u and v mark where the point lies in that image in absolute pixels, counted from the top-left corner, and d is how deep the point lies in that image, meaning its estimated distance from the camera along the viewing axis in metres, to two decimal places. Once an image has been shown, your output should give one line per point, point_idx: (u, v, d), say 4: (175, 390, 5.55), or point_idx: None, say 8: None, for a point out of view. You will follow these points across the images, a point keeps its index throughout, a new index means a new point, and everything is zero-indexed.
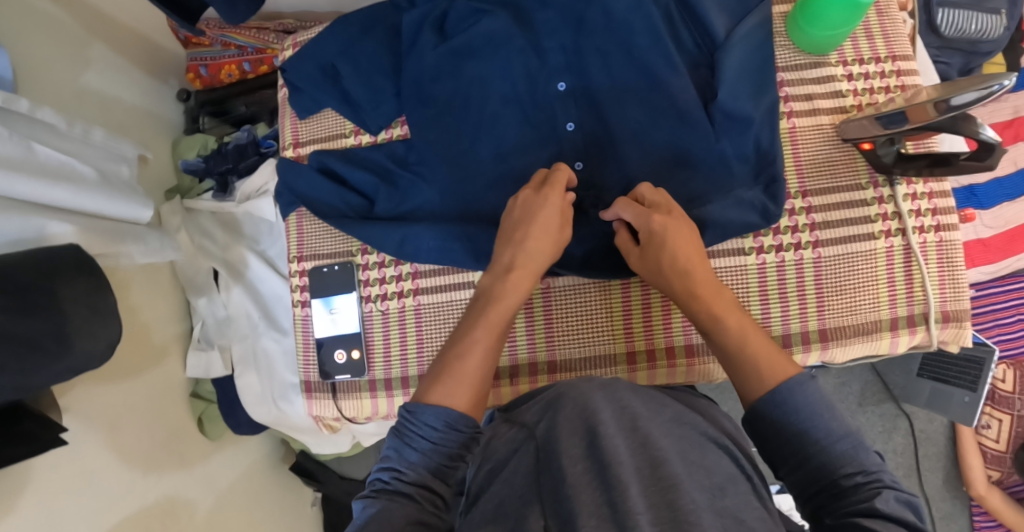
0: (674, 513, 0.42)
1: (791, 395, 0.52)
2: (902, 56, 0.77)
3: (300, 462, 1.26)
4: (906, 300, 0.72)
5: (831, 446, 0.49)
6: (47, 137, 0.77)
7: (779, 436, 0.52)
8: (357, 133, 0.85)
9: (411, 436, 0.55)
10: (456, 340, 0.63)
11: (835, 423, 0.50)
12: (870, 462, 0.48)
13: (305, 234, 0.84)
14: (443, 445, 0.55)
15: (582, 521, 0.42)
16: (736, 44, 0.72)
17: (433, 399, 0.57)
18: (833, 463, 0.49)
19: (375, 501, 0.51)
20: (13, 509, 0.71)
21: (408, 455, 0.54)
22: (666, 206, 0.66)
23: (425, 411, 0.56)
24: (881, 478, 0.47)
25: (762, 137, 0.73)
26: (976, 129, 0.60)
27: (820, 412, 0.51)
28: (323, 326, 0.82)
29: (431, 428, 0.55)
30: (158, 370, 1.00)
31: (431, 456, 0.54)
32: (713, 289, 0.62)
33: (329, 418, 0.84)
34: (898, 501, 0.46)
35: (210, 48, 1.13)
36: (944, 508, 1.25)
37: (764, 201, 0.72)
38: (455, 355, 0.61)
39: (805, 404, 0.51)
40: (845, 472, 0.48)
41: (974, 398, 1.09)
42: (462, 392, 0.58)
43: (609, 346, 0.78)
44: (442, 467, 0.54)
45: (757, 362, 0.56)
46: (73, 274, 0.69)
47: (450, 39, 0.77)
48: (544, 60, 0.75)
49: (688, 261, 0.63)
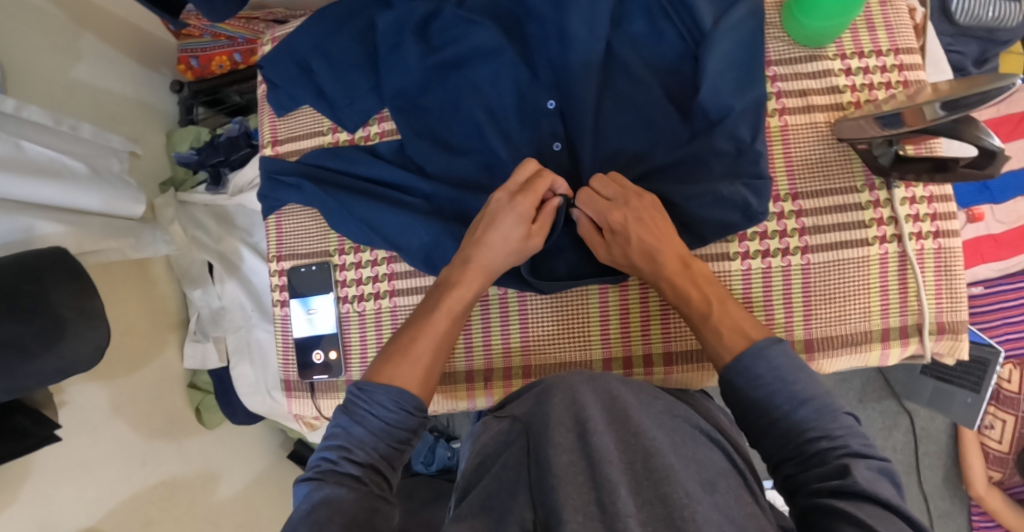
0: (667, 508, 0.42)
1: (753, 362, 0.54)
2: (905, 49, 0.74)
3: (299, 450, 1.24)
4: (899, 310, 0.70)
5: (795, 411, 0.51)
6: (36, 135, 0.76)
7: (745, 405, 0.54)
8: (335, 131, 0.85)
9: (362, 416, 0.54)
10: (415, 318, 0.65)
11: (799, 386, 0.52)
12: (837, 425, 0.50)
13: (284, 231, 0.85)
14: (393, 426, 0.54)
15: (568, 516, 0.42)
16: (723, 35, 0.69)
17: (383, 379, 0.56)
18: (799, 427, 0.51)
19: (322, 484, 0.49)
20: (16, 498, 0.74)
21: (358, 436, 0.53)
22: (623, 195, 0.65)
23: (378, 390, 0.55)
24: (846, 443, 0.49)
25: (740, 130, 0.69)
26: (977, 133, 0.57)
27: (784, 376, 0.53)
28: (301, 325, 0.83)
29: (382, 406, 0.54)
30: (156, 363, 1.01)
31: (381, 437, 0.53)
32: (677, 265, 0.64)
33: (308, 416, 0.85)
34: (868, 467, 0.47)
35: (200, 38, 1.09)
36: (943, 507, 1.22)
37: (745, 196, 0.67)
38: (407, 336, 0.62)
39: (766, 370, 0.54)
40: (811, 437, 0.50)
41: (977, 399, 1.05)
42: (414, 376, 0.57)
43: (585, 351, 0.76)
44: (391, 449, 0.53)
45: (719, 327, 0.60)
46: (59, 275, 0.67)
47: (436, 50, 0.76)
48: (529, 73, 0.73)
49: (653, 242, 0.64)
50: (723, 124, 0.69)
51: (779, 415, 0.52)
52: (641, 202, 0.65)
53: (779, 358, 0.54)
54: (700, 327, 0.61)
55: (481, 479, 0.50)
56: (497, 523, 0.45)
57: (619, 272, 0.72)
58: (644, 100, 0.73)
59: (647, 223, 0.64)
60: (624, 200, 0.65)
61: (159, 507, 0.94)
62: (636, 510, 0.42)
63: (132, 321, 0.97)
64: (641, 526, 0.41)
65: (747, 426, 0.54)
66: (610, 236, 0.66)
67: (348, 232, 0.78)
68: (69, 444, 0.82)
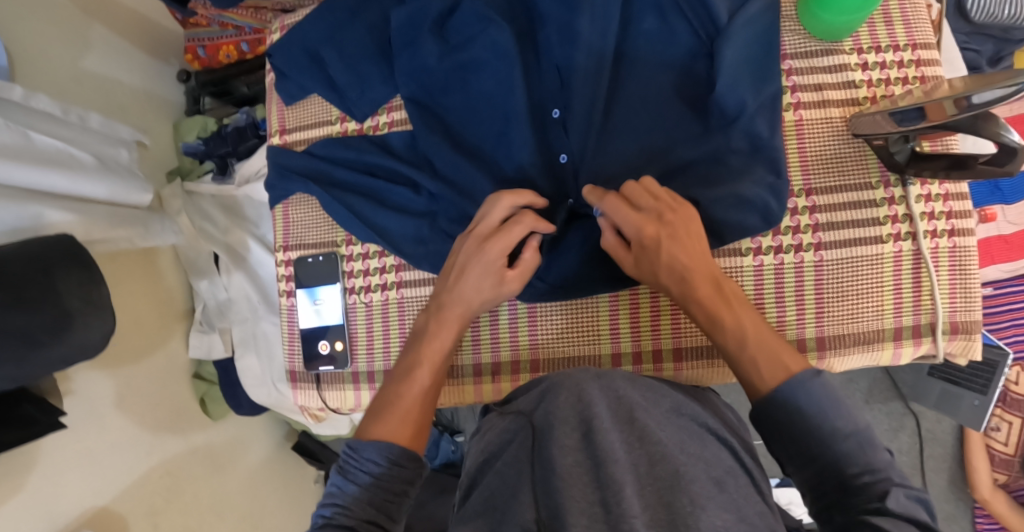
0: (671, 514, 0.41)
1: (794, 395, 0.53)
2: (922, 45, 0.72)
3: (303, 441, 1.23)
4: (913, 309, 0.69)
5: (838, 445, 0.51)
6: (46, 124, 0.76)
7: (782, 436, 0.53)
8: (343, 119, 0.84)
9: (353, 474, 0.55)
10: (399, 369, 0.65)
11: (841, 421, 0.51)
12: (878, 459, 0.50)
13: (292, 221, 0.85)
14: (385, 479, 0.54)
15: (571, 519, 0.41)
16: (738, 28, 0.68)
17: (370, 436, 0.57)
18: (841, 461, 0.50)
19: None
20: (22, 487, 0.74)
21: (350, 493, 0.53)
22: (660, 211, 0.63)
23: (366, 446, 0.55)
24: (888, 476, 0.49)
25: (762, 128, 0.69)
26: (998, 130, 0.56)
27: (825, 408, 0.52)
28: (307, 316, 0.83)
29: (372, 462, 0.55)
30: (159, 353, 1.00)
31: (374, 491, 0.53)
32: (711, 288, 0.62)
33: (314, 408, 0.85)
34: (908, 497, 0.47)
35: (208, 28, 1.10)
36: (947, 509, 1.21)
37: (768, 201, 0.68)
38: (391, 391, 0.62)
39: (807, 402, 0.52)
40: (853, 471, 0.50)
41: (984, 402, 1.03)
42: (400, 430, 0.58)
43: (594, 346, 0.76)
44: (386, 501, 0.53)
45: (756, 363, 0.57)
46: (66, 266, 0.66)
47: (453, 49, 0.74)
48: (540, 66, 0.73)
49: (685, 266, 0.62)
50: (740, 121, 0.69)
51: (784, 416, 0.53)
52: (676, 217, 0.63)
53: (820, 390, 0.53)
54: (738, 356, 0.58)
55: (484, 475, 0.51)
56: (498, 523, 0.45)
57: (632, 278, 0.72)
58: (657, 94, 0.72)
59: (681, 241, 0.62)
60: (659, 214, 0.63)
61: (163, 497, 0.94)
62: (642, 511, 0.41)
63: (138, 311, 0.97)
64: (645, 522, 0.40)
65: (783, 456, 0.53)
66: (639, 252, 0.64)
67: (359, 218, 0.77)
68: (74, 433, 0.82)
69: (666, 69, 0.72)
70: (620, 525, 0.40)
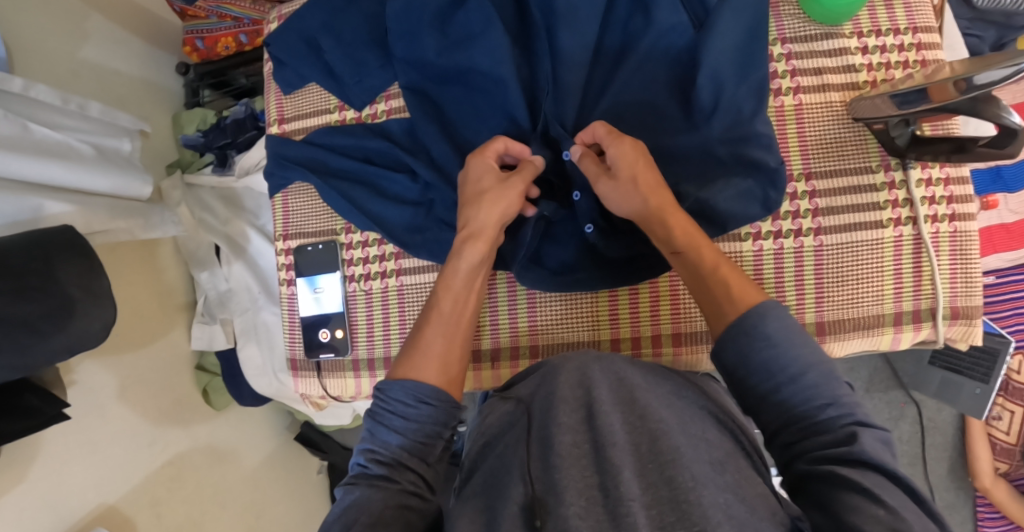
0: (672, 491, 0.41)
1: (762, 322, 0.52)
2: (924, 28, 0.72)
3: (305, 433, 1.25)
4: (913, 295, 0.69)
5: (801, 377, 0.50)
6: (45, 113, 0.76)
7: (748, 371, 0.52)
8: (341, 109, 0.84)
9: (383, 416, 0.55)
10: (423, 315, 0.63)
11: (804, 352, 0.50)
12: (840, 391, 0.49)
13: (291, 209, 0.85)
14: (418, 422, 0.54)
15: (570, 499, 0.41)
16: (735, 12, 0.68)
17: (400, 376, 0.57)
18: (805, 396, 0.49)
19: (354, 486, 0.51)
20: (24, 476, 0.74)
21: (382, 439, 0.54)
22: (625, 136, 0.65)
23: (394, 387, 0.55)
24: (854, 413, 0.48)
25: (757, 114, 0.69)
26: (999, 113, 0.56)
27: (788, 339, 0.51)
28: (307, 304, 0.83)
29: (401, 404, 0.55)
30: (162, 341, 1.01)
31: (406, 435, 0.53)
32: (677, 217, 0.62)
33: (314, 395, 0.85)
34: (873, 436, 0.47)
35: (207, 20, 1.09)
36: (948, 498, 1.21)
37: (765, 189, 0.69)
38: (417, 329, 0.62)
39: (774, 330, 0.51)
40: (818, 406, 0.49)
41: (985, 390, 1.02)
42: (433, 365, 0.57)
43: (593, 332, 0.76)
44: (419, 444, 0.53)
45: (725, 287, 0.57)
46: (65, 256, 0.66)
47: (451, 38, 0.74)
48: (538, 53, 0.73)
49: (652, 183, 0.62)
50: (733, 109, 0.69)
51: (737, 335, 0.53)
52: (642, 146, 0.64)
53: (785, 320, 0.52)
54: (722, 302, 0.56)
55: (486, 458, 0.51)
56: (499, 502, 0.44)
57: (634, 275, 0.72)
58: (656, 80, 0.72)
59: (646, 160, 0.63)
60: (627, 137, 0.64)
61: (166, 487, 0.94)
62: (642, 493, 0.41)
63: (140, 300, 0.97)
64: (644, 509, 0.40)
65: (746, 394, 0.52)
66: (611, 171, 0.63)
67: (359, 208, 0.77)
68: (77, 424, 0.83)
69: (665, 54, 0.72)
70: (620, 511, 0.39)
